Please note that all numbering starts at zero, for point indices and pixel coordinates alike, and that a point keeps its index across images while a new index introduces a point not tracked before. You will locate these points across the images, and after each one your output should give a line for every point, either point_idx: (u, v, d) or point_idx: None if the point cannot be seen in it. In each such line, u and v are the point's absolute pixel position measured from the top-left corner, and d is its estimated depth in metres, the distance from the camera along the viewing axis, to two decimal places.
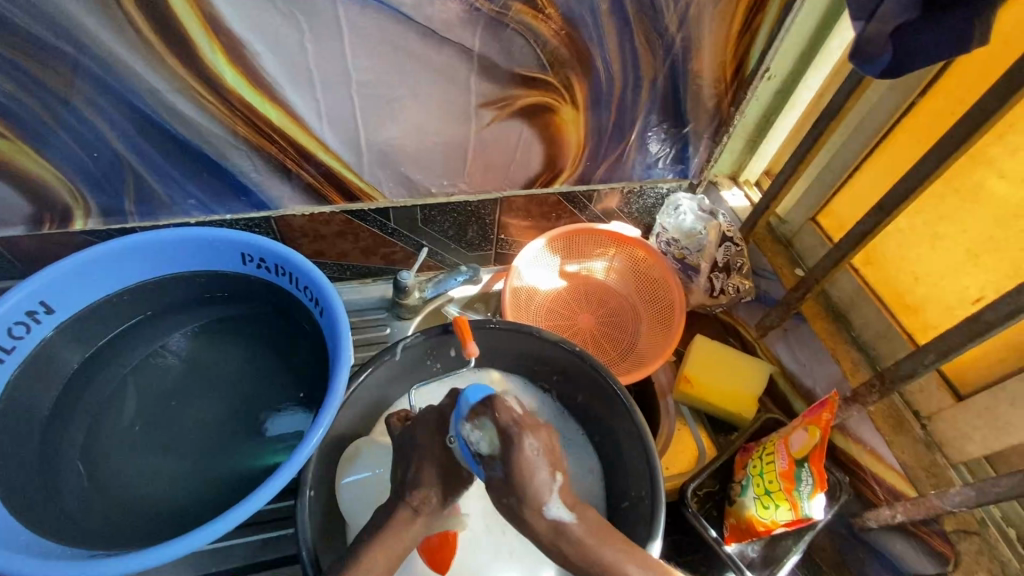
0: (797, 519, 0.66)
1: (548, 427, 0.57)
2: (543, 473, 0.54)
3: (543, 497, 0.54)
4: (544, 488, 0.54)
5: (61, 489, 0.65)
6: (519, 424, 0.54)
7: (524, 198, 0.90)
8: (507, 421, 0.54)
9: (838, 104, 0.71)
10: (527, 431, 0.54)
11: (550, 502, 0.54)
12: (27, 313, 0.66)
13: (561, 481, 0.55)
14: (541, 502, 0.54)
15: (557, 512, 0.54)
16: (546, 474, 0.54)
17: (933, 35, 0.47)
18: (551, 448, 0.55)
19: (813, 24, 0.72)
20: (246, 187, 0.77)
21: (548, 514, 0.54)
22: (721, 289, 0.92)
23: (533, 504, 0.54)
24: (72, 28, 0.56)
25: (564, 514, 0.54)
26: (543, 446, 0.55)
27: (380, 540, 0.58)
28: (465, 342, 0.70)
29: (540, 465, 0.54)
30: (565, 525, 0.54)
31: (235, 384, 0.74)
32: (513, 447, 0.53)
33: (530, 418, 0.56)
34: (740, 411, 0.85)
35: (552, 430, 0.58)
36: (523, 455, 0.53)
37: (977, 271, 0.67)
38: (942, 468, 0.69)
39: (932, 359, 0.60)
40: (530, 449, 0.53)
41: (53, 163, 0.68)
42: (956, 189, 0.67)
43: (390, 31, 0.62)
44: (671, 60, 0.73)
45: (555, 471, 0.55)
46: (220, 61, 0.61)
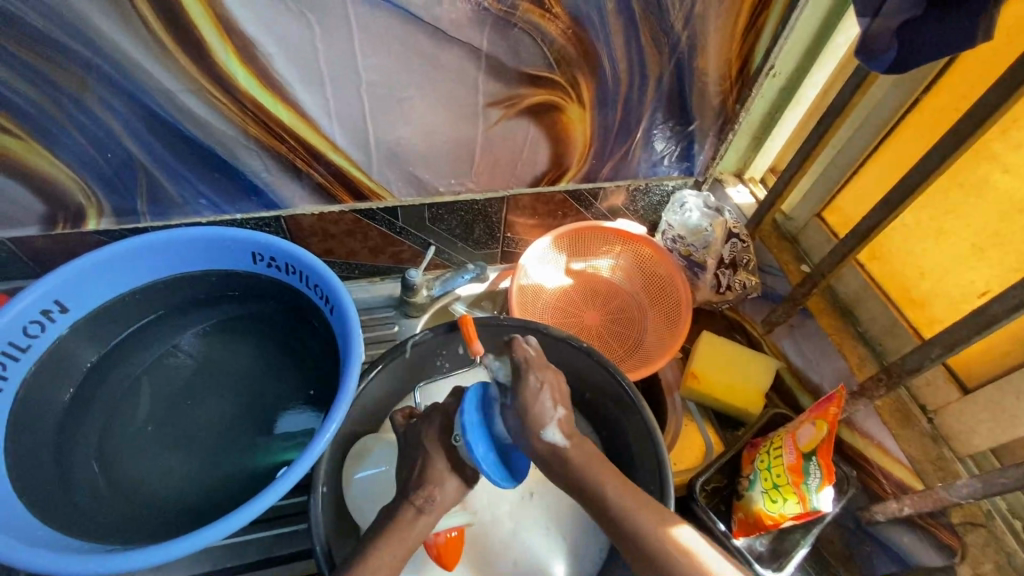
0: (805, 512, 0.66)
1: (554, 368, 0.60)
2: (545, 402, 0.57)
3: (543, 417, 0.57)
4: (545, 413, 0.57)
5: (76, 485, 0.66)
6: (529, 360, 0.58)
7: (531, 196, 0.90)
8: (520, 357, 0.58)
9: (843, 102, 0.71)
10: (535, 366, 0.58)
11: (548, 426, 0.57)
12: (41, 312, 0.67)
13: (562, 413, 0.58)
14: (541, 425, 0.57)
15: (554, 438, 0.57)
16: (549, 400, 0.58)
17: (937, 32, 0.48)
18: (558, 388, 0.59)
19: (817, 21, 0.73)
20: (257, 187, 0.77)
21: (545, 437, 0.57)
22: (728, 285, 0.93)
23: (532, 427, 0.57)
24: (88, 30, 0.57)
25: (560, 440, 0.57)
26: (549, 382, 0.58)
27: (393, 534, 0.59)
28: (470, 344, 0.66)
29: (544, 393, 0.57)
30: (559, 449, 0.57)
31: (246, 383, 0.75)
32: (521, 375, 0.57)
33: (542, 359, 0.60)
34: (747, 407, 0.85)
35: (561, 375, 0.61)
36: (529, 386, 0.57)
37: (982, 265, 0.67)
38: (948, 461, 0.70)
39: (938, 352, 0.61)
40: (536, 380, 0.57)
41: (68, 163, 0.68)
42: (961, 184, 0.67)
43: (399, 32, 0.63)
44: (676, 57, 0.74)
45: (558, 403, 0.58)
46: (232, 62, 0.62)
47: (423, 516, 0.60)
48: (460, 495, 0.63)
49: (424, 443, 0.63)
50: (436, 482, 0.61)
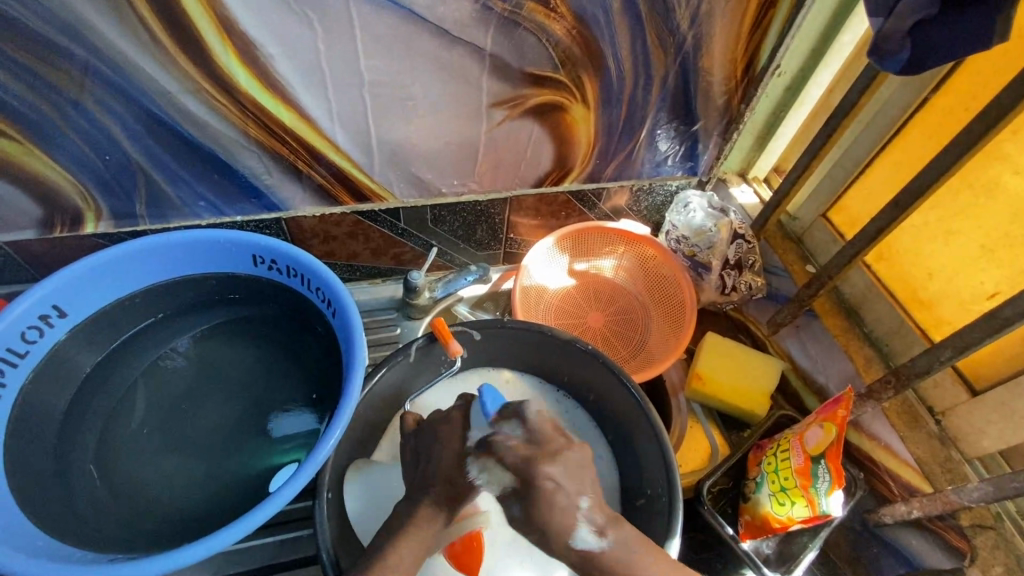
0: (814, 516, 0.66)
1: (570, 449, 0.57)
2: (564, 500, 0.54)
3: (567, 526, 0.53)
4: (568, 515, 0.53)
5: (76, 492, 0.65)
6: (531, 459, 0.55)
7: (534, 197, 0.89)
8: (512, 459, 0.56)
9: (851, 101, 0.71)
10: (542, 461, 0.55)
11: (575, 532, 0.53)
12: (40, 317, 0.66)
13: (588, 505, 0.54)
14: (569, 532, 0.53)
15: (586, 543, 0.53)
16: (570, 501, 0.54)
17: (952, 32, 0.47)
18: (570, 476, 0.55)
19: (824, 19, 0.72)
20: (257, 189, 0.76)
21: (577, 544, 0.53)
22: (733, 287, 0.92)
23: (557, 538, 0.53)
24: (85, 30, 0.56)
25: (593, 542, 0.53)
26: (560, 477, 0.55)
27: (401, 541, 0.58)
28: (446, 343, 0.70)
29: (563, 497, 0.54)
30: (597, 552, 0.53)
31: (247, 387, 0.74)
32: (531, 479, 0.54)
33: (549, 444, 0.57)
34: (753, 408, 0.85)
35: (581, 456, 0.57)
36: (543, 490, 0.54)
37: (991, 267, 0.67)
38: (957, 463, 0.70)
39: (949, 354, 0.60)
40: (547, 480, 0.54)
41: (65, 166, 0.67)
42: (970, 185, 0.67)
43: (402, 32, 0.62)
44: (681, 57, 0.73)
45: (580, 496, 0.55)
46: (232, 62, 0.61)
47: (441, 517, 0.60)
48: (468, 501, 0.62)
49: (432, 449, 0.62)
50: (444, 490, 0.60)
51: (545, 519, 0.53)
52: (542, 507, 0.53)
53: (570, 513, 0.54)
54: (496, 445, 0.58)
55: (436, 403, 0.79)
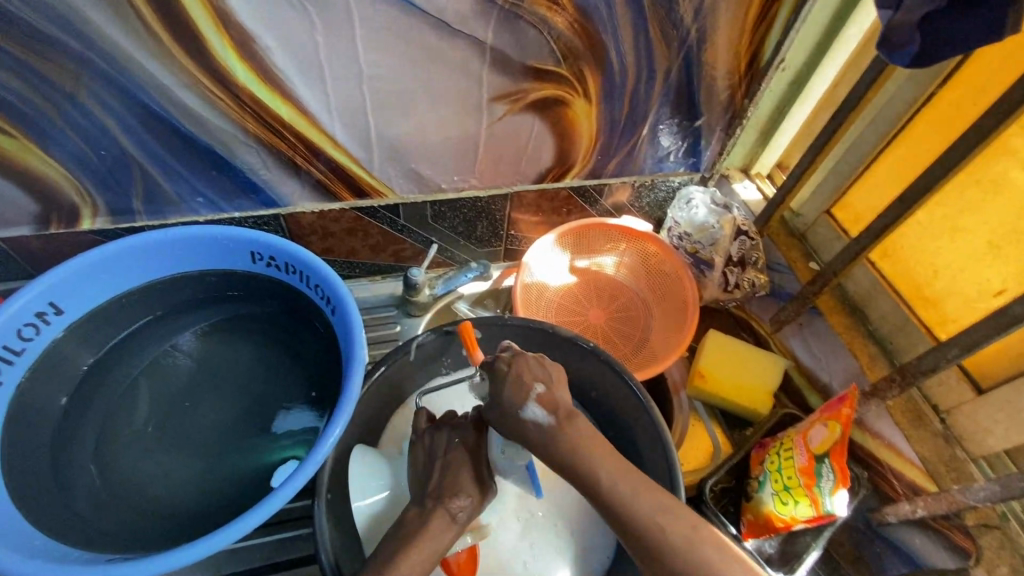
0: (818, 515, 0.65)
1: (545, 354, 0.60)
2: (519, 380, 0.57)
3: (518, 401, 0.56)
4: (518, 392, 0.56)
5: (74, 490, 0.65)
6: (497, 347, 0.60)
7: (535, 193, 0.89)
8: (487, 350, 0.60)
9: (857, 96, 0.70)
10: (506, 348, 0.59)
11: (523, 403, 0.56)
12: (36, 314, 0.66)
13: (541, 389, 0.56)
14: (518, 404, 0.56)
15: (535, 418, 0.56)
16: (524, 381, 0.57)
17: (962, 24, 0.46)
18: (536, 371, 0.58)
19: (829, 13, 0.71)
20: (255, 185, 0.76)
21: (524, 414, 0.56)
22: (736, 284, 0.91)
23: (509, 413, 0.56)
24: (79, 23, 0.55)
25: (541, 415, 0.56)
26: (520, 366, 0.57)
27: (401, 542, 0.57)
28: (470, 352, 0.64)
29: (515, 374, 0.57)
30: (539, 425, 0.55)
31: (246, 385, 0.74)
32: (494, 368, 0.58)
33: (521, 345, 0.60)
34: (756, 406, 0.84)
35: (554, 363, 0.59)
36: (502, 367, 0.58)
37: (998, 263, 0.66)
38: (962, 462, 0.69)
39: (955, 353, 0.60)
40: (505, 362, 0.58)
41: (61, 162, 0.67)
42: (978, 181, 0.66)
43: (401, 25, 0.61)
44: (684, 50, 0.72)
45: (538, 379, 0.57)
46: (230, 56, 0.60)
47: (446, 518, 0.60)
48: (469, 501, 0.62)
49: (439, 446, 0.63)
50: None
51: (501, 393, 0.57)
52: (498, 383, 0.57)
53: (523, 394, 0.56)
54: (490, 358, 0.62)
55: (449, 405, 0.78)
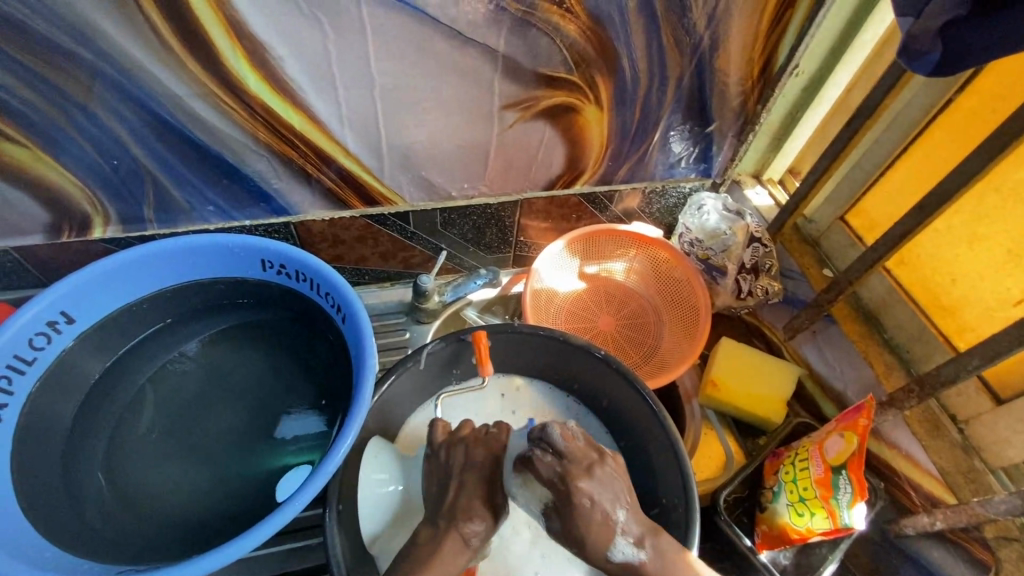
0: (835, 528, 0.64)
1: (603, 456, 0.61)
2: (604, 514, 0.58)
3: (605, 540, 0.57)
4: (603, 529, 0.57)
5: (86, 500, 0.65)
6: (567, 476, 0.58)
7: (545, 200, 0.88)
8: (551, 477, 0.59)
9: (872, 103, 0.69)
10: (576, 478, 0.58)
11: (615, 545, 0.57)
12: (48, 323, 0.66)
13: (624, 518, 0.58)
14: (607, 545, 0.57)
15: (623, 554, 0.58)
16: (603, 515, 0.57)
17: (986, 32, 0.45)
18: (605, 494, 0.58)
19: (844, 18, 0.71)
20: (265, 193, 0.75)
21: (616, 556, 0.58)
22: (749, 291, 0.90)
23: (597, 553, 0.58)
24: (92, 34, 0.55)
25: (632, 552, 0.57)
26: (597, 497, 0.58)
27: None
28: (483, 366, 0.72)
29: (596, 513, 0.57)
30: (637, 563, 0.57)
31: (256, 392, 0.73)
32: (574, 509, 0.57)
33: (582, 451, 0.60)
34: (767, 414, 0.83)
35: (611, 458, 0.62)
36: (578, 508, 0.57)
37: (1018, 272, 0.65)
38: (980, 473, 0.67)
39: (976, 363, 0.59)
40: (587, 500, 0.57)
41: (72, 171, 0.66)
42: (997, 188, 0.65)
43: (413, 33, 0.61)
44: (697, 57, 0.72)
45: (615, 506, 0.59)
46: (241, 65, 0.60)
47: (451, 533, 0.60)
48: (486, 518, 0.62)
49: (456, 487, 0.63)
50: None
51: (586, 538, 0.57)
52: (581, 526, 0.57)
53: (609, 538, 0.57)
54: (536, 461, 0.60)
55: (474, 416, 0.78)
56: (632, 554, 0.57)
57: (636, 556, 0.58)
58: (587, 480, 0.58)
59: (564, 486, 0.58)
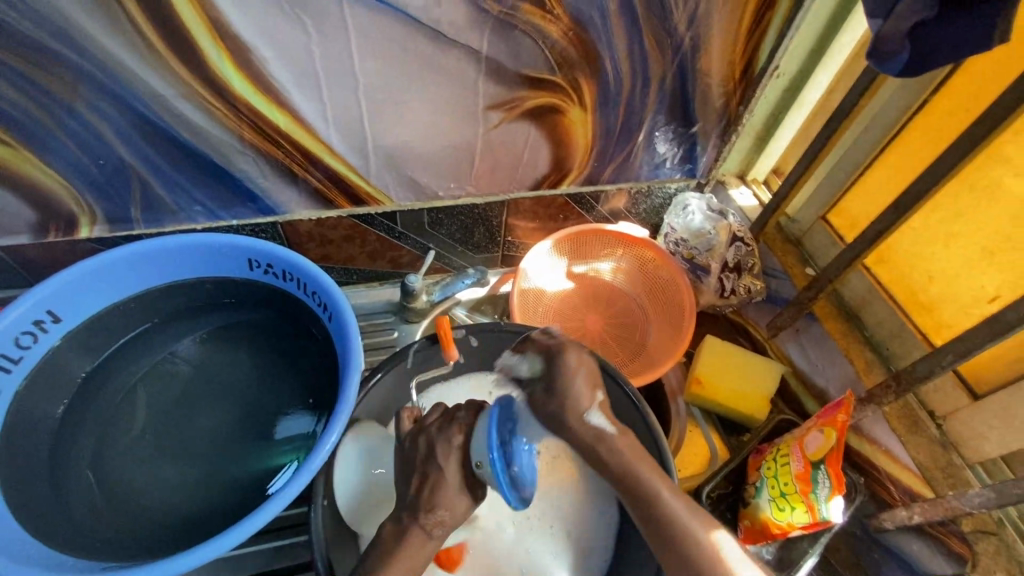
0: (814, 522, 0.65)
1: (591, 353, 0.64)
2: (585, 386, 0.60)
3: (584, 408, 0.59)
4: (584, 398, 0.60)
5: (72, 498, 0.65)
6: (559, 345, 0.62)
7: (531, 200, 0.89)
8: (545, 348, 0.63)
9: (850, 104, 0.70)
10: (566, 347, 0.62)
11: (591, 410, 0.60)
12: (34, 322, 0.66)
13: (603, 397, 0.61)
14: (583, 410, 0.59)
15: (598, 422, 0.60)
16: (585, 385, 0.60)
17: (952, 34, 0.47)
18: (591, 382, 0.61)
19: (822, 21, 0.72)
20: (252, 193, 0.76)
21: (591, 420, 0.60)
22: (732, 289, 0.91)
23: (571, 416, 0.60)
24: (77, 34, 0.55)
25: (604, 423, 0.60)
26: (583, 366, 0.60)
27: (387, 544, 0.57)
28: (447, 349, 0.72)
29: (579, 379, 0.60)
30: (607, 433, 0.60)
31: (243, 392, 0.74)
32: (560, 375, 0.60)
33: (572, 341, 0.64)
34: (751, 411, 0.84)
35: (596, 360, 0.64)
36: (562, 369, 0.60)
37: (992, 269, 0.66)
38: (958, 468, 0.68)
39: (950, 359, 0.60)
40: (572, 365, 0.60)
41: (59, 171, 0.67)
42: (972, 187, 0.66)
43: (396, 34, 0.62)
44: (679, 58, 0.73)
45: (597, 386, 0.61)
46: (226, 66, 0.61)
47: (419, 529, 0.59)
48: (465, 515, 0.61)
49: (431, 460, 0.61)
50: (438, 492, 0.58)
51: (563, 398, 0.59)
52: (561, 384, 0.59)
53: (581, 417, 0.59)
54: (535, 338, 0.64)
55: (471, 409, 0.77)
56: (605, 427, 0.60)
57: (608, 430, 0.60)
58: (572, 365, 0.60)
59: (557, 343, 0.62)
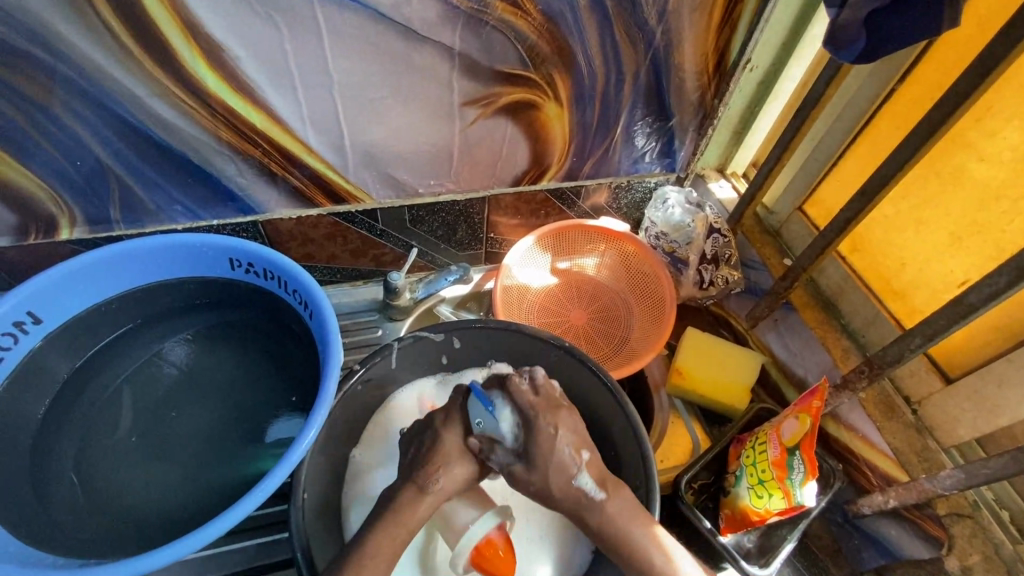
0: (790, 507, 0.65)
1: (568, 408, 0.62)
2: (565, 451, 0.59)
3: (563, 478, 0.59)
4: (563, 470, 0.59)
5: (55, 499, 0.65)
6: (535, 410, 0.60)
7: (512, 196, 0.90)
8: (524, 404, 0.61)
9: (819, 93, 0.71)
10: (542, 415, 0.60)
11: (578, 474, 0.59)
12: (15, 324, 0.67)
13: (587, 457, 0.60)
14: (575, 471, 0.60)
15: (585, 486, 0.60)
16: (560, 460, 0.59)
17: (904, 23, 0.48)
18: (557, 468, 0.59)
19: (792, 13, 0.73)
20: (231, 192, 0.76)
21: (576, 481, 0.59)
22: (711, 281, 0.93)
23: (557, 472, 0.59)
24: (51, 37, 0.56)
25: (591, 488, 0.59)
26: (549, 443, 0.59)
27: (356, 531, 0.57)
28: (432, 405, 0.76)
29: (559, 452, 0.59)
30: (595, 499, 0.59)
31: (227, 393, 0.74)
32: (536, 450, 0.59)
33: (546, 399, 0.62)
34: (732, 402, 0.86)
35: (575, 414, 0.63)
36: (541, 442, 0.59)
37: (961, 255, 0.67)
38: (933, 452, 0.70)
39: (918, 342, 0.60)
40: (549, 426, 0.60)
41: (37, 172, 0.67)
42: (938, 173, 0.67)
43: (369, 31, 0.63)
44: (652, 54, 0.74)
45: (579, 448, 0.60)
46: (199, 65, 0.61)
47: (427, 500, 0.58)
48: (458, 484, 0.60)
49: (433, 431, 0.62)
50: (437, 472, 0.59)
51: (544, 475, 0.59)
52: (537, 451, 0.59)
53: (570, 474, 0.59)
54: (512, 388, 0.61)
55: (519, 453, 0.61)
56: (594, 492, 0.59)
57: (598, 498, 0.59)
58: (543, 446, 0.59)
59: (534, 423, 0.60)
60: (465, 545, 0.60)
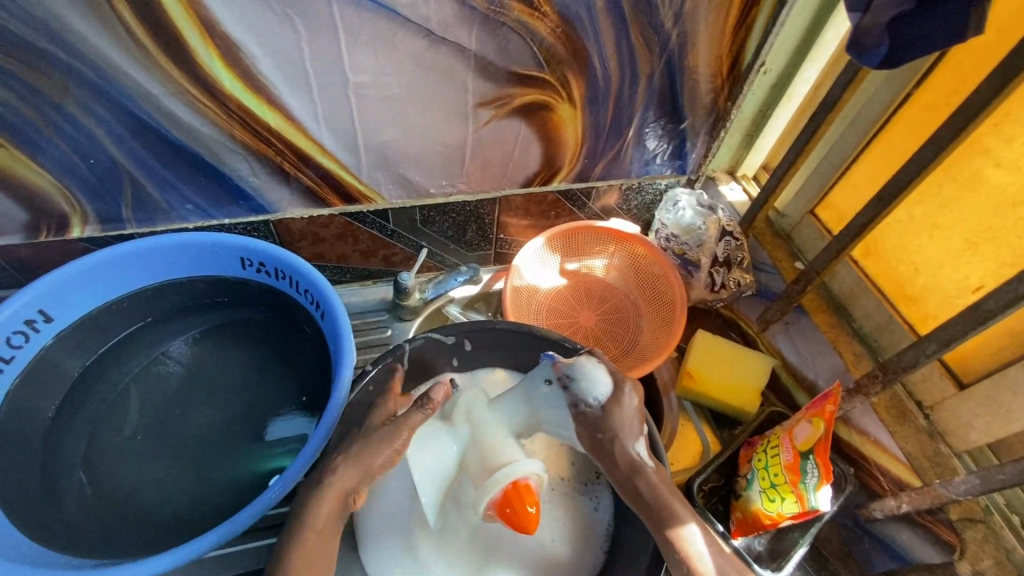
0: (803, 511, 0.65)
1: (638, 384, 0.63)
2: (635, 420, 0.58)
3: (629, 440, 0.57)
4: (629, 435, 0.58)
5: (66, 498, 0.65)
6: (622, 374, 0.60)
7: (523, 197, 0.89)
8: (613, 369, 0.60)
9: (835, 97, 0.71)
10: (627, 381, 0.60)
11: (638, 440, 0.58)
12: (25, 322, 0.66)
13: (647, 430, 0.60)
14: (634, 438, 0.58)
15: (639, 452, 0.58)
16: (630, 423, 0.58)
17: (927, 30, 0.48)
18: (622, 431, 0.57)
19: (808, 16, 0.73)
20: (243, 191, 0.76)
21: (633, 448, 0.58)
22: (723, 284, 0.92)
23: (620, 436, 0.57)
24: (68, 35, 0.56)
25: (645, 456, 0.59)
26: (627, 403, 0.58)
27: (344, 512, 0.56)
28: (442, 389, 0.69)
29: (630, 417, 0.58)
30: (643, 465, 0.58)
31: (236, 391, 0.73)
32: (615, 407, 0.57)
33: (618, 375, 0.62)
34: (742, 405, 0.85)
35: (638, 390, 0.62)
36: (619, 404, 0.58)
37: (976, 260, 0.67)
38: (945, 457, 0.70)
39: (934, 348, 0.60)
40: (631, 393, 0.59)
41: (49, 170, 0.67)
42: (954, 178, 0.67)
43: (386, 31, 0.62)
44: (667, 56, 0.73)
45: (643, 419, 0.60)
46: (215, 63, 0.61)
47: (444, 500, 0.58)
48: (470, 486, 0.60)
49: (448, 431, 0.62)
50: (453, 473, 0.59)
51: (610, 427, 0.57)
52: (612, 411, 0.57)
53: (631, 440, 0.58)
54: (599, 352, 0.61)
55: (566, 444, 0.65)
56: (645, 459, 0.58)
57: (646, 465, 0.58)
58: (621, 402, 0.58)
59: (621, 383, 0.59)
60: (504, 477, 0.56)
